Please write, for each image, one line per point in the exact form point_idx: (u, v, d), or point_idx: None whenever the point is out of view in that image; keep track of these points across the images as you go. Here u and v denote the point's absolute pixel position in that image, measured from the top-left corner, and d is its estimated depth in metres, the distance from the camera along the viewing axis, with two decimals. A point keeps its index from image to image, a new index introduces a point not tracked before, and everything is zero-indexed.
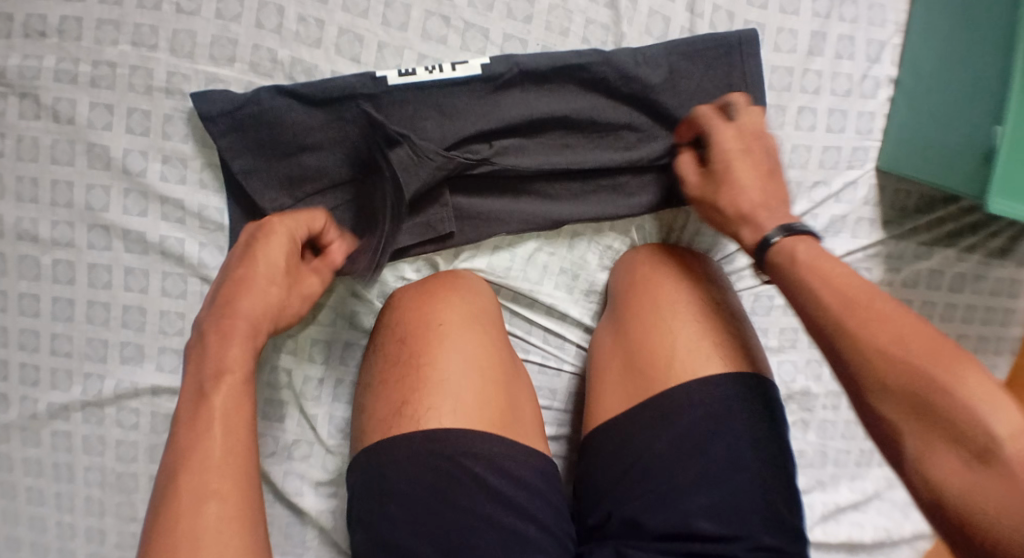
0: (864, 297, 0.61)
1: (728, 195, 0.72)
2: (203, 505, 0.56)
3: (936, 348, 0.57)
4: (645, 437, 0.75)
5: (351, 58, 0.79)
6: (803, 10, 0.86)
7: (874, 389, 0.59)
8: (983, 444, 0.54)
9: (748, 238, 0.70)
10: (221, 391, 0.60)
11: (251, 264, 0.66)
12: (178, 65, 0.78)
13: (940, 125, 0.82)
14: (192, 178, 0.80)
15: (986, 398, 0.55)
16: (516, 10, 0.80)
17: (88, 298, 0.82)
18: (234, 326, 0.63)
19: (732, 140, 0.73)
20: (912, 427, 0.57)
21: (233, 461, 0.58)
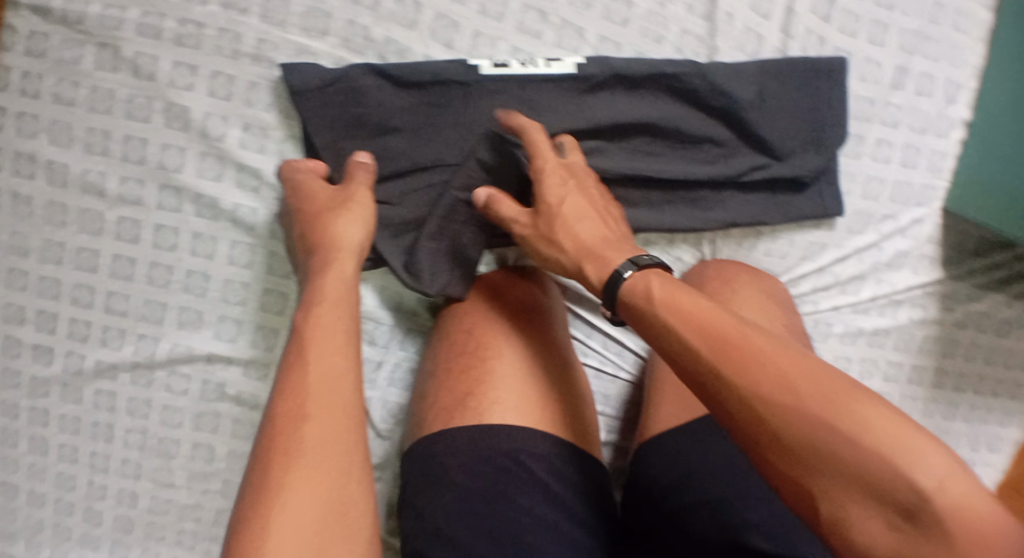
0: (742, 339, 0.57)
1: (563, 230, 0.70)
2: (308, 418, 0.60)
3: (834, 390, 0.53)
4: (703, 449, 0.76)
5: (445, 43, 0.78)
6: (890, 43, 0.86)
7: (776, 448, 0.54)
8: (908, 498, 0.50)
9: (594, 273, 0.67)
10: (324, 315, 0.66)
11: (308, 209, 0.72)
12: (269, 32, 0.77)
13: (1005, 169, 0.84)
14: (271, 148, 0.79)
15: (900, 445, 0.51)
16: (613, 12, 0.80)
17: (151, 259, 0.81)
18: (327, 260, 0.69)
19: (557, 177, 0.72)
20: (822, 487, 0.53)
21: (328, 379, 0.62)
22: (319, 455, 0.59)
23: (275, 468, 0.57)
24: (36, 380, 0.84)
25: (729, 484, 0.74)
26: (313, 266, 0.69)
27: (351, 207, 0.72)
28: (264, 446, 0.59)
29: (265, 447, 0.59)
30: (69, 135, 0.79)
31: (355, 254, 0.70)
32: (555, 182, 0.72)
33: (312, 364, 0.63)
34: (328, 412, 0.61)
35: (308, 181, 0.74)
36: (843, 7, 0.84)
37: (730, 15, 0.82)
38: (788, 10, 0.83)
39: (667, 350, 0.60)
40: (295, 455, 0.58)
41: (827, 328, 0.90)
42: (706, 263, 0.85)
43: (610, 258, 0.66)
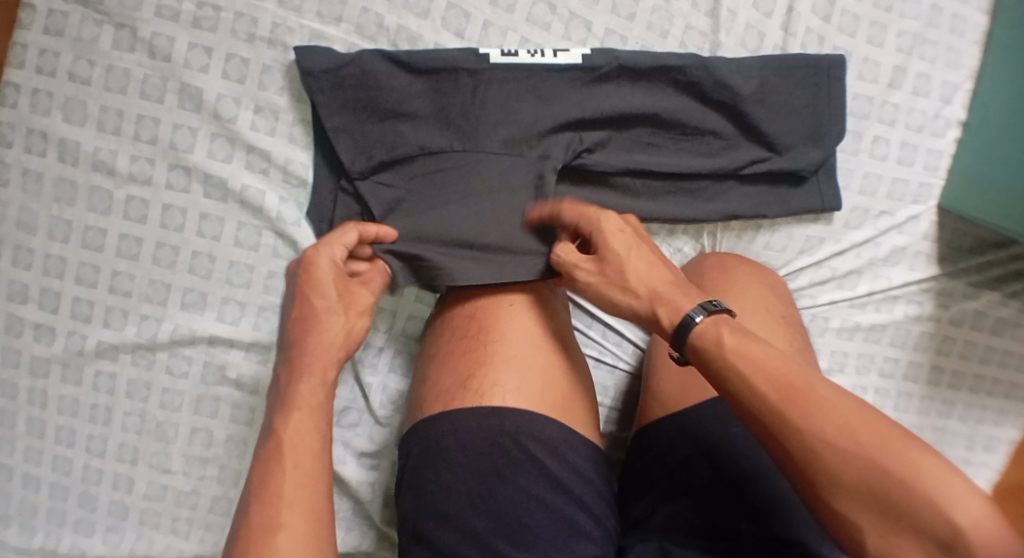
0: (802, 383, 0.59)
1: (633, 279, 0.68)
2: (269, 529, 0.59)
3: (890, 438, 0.56)
4: (702, 433, 0.75)
5: (455, 32, 0.80)
6: (888, 44, 0.88)
7: (828, 483, 0.57)
8: (951, 538, 0.53)
9: (666, 317, 0.66)
10: (296, 427, 0.64)
11: (307, 303, 0.69)
12: (285, 17, 0.78)
13: (1002, 168, 0.85)
14: (282, 131, 0.80)
15: (949, 491, 0.53)
16: (621, 6, 0.82)
17: (157, 239, 0.81)
18: (307, 369, 0.66)
19: (618, 231, 0.70)
20: (870, 523, 0.56)
21: (299, 496, 0.61)
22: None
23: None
24: (37, 360, 0.84)
25: (728, 460, 0.74)
26: (289, 365, 0.67)
27: (350, 317, 0.70)
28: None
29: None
30: (83, 113, 0.80)
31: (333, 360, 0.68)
32: (617, 228, 0.70)
33: (286, 474, 0.61)
34: (293, 527, 0.59)
35: (316, 261, 0.69)
36: (842, 8, 0.87)
37: (733, 12, 0.84)
38: (789, 9, 0.85)
39: (728, 390, 0.62)
40: None
41: (824, 323, 0.91)
42: (706, 255, 0.86)
43: (681, 302, 0.66)
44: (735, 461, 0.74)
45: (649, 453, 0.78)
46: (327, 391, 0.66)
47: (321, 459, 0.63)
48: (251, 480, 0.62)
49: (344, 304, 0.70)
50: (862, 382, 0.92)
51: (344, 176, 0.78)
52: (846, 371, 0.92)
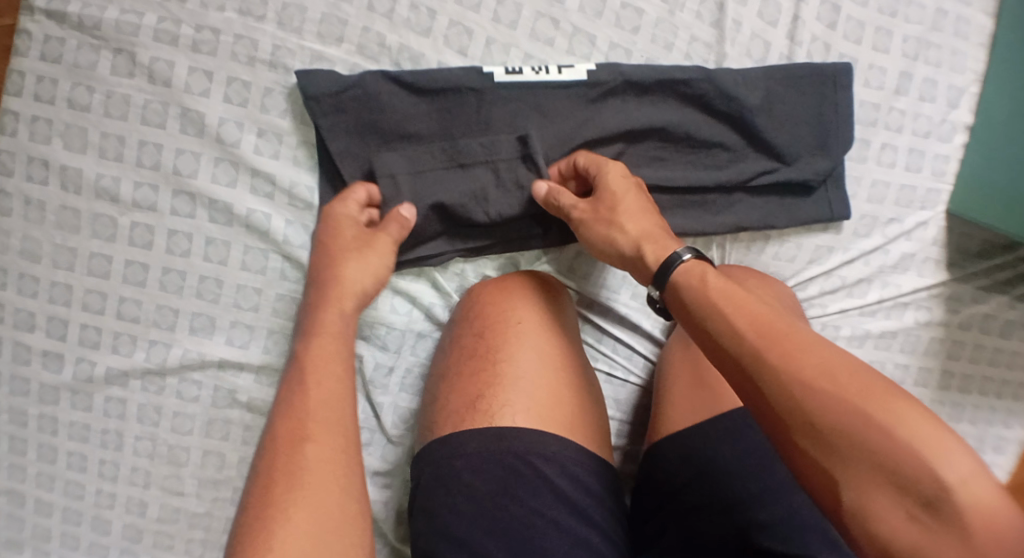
0: (783, 327, 0.59)
1: (623, 217, 0.71)
2: (293, 440, 0.61)
3: (873, 386, 0.55)
4: (711, 451, 0.75)
5: (458, 50, 0.79)
6: (893, 49, 0.88)
7: (807, 429, 0.55)
8: (932, 492, 0.51)
9: (652, 253, 0.69)
10: (319, 350, 0.67)
11: (330, 245, 0.73)
12: (285, 39, 0.78)
13: (1009, 172, 0.85)
14: (286, 154, 0.79)
15: (933, 442, 0.52)
16: (624, 19, 0.81)
17: (164, 265, 0.81)
18: (331, 300, 0.70)
19: (618, 179, 0.74)
20: (846, 474, 0.54)
21: (327, 409, 0.64)
22: (310, 478, 0.59)
23: (271, 494, 0.59)
24: (46, 388, 0.84)
25: (736, 477, 0.74)
26: (317, 299, 0.71)
27: (367, 254, 0.73)
28: (266, 470, 0.60)
29: (263, 476, 0.60)
30: (84, 140, 0.79)
31: (357, 296, 0.72)
32: (619, 178, 0.73)
33: (312, 391, 0.64)
34: (320, 437, 0.62)
35: (337, 212, 0.74)
36: (848, 14, 0.86)
37: (737, 22, 0.83)
38: (794, 17, 0.84)
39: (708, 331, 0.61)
40: (291, 472, 0.60)
41: (834, 331, 0.91)
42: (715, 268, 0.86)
43: (668, 242, 0.69)
44: (742, 479, 0.74)
45: (657, 470, 0.78)
46: (351, 321, 0.71)
47: (345, 378, 0.66)
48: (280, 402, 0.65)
49: (366, 243, 0.73)
50: None
51: None
52: None
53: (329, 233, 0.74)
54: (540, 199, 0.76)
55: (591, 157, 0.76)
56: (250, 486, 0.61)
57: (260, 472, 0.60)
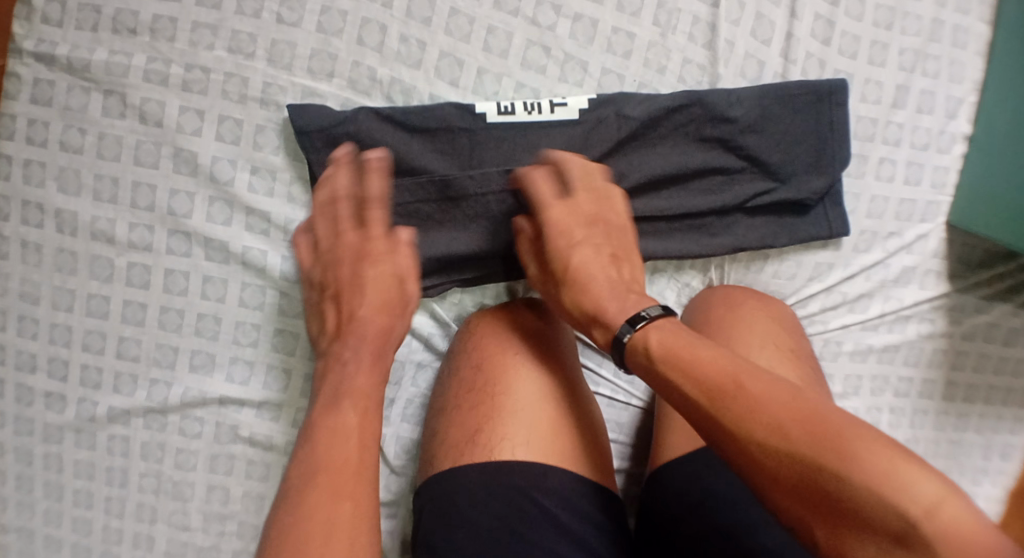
0: (733, 382, 0.58)
1: (575, 291, 0.72)
2: (320, 499, 0.59)
3: (824, 430, 0.54)
4: (712, 477, 0.75)
5: (450, 81, 0.79)
6: (889, 62, 0.87)
7: (772, 485, 0.55)
8: (902, 528, 0.50)
9: (602, 335, 0.70)
10: (350, 408, 0.65)
11: (368, 284, 0.71)
12: (276, 76, 0.77)
13: (1011, 186, 0.84)
14: (280, 191, 0.78)
15: (891, 476, 0.51)
16: (616, 44, 0.80)
17: (162, 304, 0.80)
18: (361, 354, 0.68)
19: (560, 226, 0.74)
20: (815, 521, 0.53)
21: (365, 471, 0.62)
22: (336, 541, 0.58)
23: (290, 557, 0.57)
24: (50, 427, 0.84)
25: (741, 505, 0.74)
26: (357, 344, 0.69)
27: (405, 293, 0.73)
28: (289, 533, 0.58)
29: (282, 534, 0.58)
30: (78, 182, 0.79)
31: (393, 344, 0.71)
32: (557, 228, 0.74)
33: (349, 449, 0.62)
34: (350, 496, 0.60)
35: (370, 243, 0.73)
36: (842, 29, 0.85)
37: (730, 42, 0.82)
38: (788, 35, 0.83)
39: (669, 397, 0.62)
40: (313, 538, 0.57)
41: (837, 347, 0.91)
42: (713, 288, 0.85)
43: (612, 319, 0.68)
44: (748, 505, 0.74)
45: (658, 497, 0.78)
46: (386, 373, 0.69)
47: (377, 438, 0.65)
48: (309, 451, 0.62)
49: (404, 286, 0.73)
50: (876, 403, 0.92)
51: None
52: (861, 393, 0.92)
53: (370, 279, 0.71)
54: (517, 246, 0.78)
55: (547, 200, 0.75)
56: (263, 544, 0.59)
57: (281, 533, 0.58)
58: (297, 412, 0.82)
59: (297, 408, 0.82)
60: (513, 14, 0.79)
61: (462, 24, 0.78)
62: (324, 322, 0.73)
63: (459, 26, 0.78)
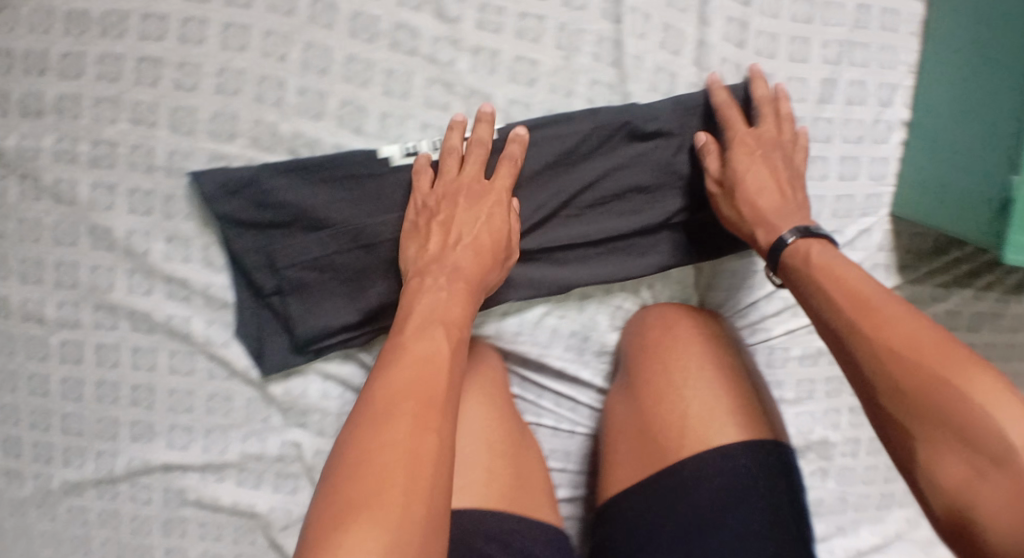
0: (877, 302, 0.66)
1: (744, 198, 0.77)
2: (395, 428, 0.58)
3: (951, 355, 0.61)
4: (670, 498, 0.78)
5: (354, 129, 0.76)
6: (812, 57, 0.83)
7: (892, 391, 0.63)
8: (1000, 450, 0.58)
9: (764, 237, 0.76)
10: (439, 338, 0.66)
11: (466, 210, 0.74)
12: (178, 143, 0.76)
13: (958, 170, 0.81)
14: (197, 257, 0.78)
15: (992, 402, 0.58)
16: (519, 73, 0.78)
17: (97, 378, 0.81)
18: (443, 287, 0.71)
19: (748, 145, 0.78)
20: (920, 427, 0.61)
21: (439, 397, 0.62)
22: (413, 465, 0.57)
23: (363, 481, 0.56)
24: (11, 504, 0.85)
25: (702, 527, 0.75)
26: (438, 283, 0.71)
27: (494, 219, 0.74)
28: (355, 465, 0.57)
29: (353, 454, 0.58)
30: (4, 267, 0.80)
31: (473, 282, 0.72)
32: (747, 152, 0.77)
33: (427, 376, 0.63)
34: (434, 425, 0.60)
35: (461, 179, 0.74)
36: (759, 28, 0.82)
37: (639, 57, 0.79)
38: (699, 43, 0.80)
39: (814, 310, 0.70)
40: (385, 468, 0.56)
41: (785, 353, 0.89)
42: (648, 308, 0.87)
43: (778, 227, 0.75)
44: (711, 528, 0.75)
45: (618, 518, 0.80)
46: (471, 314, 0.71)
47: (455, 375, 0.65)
48: (386, 375, 0.63)
49: (488, 209, 0.74)
50: (835, 403, 0.91)
51: (258, 293, 0.77)
52: (816, 397, 0.91)
53: (480, 221, 0.73)
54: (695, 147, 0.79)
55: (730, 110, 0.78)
56: (331, 463, 0.59)
57: (346, 467, 0.57)
58: (242, 470, 0.82)
59: (241, 467, 0.82)
60: (410, 53, 0.76)
61: (360, 70, 0.76)
62: (424, 247, 0.75)
63: (356, 72, 0.76)
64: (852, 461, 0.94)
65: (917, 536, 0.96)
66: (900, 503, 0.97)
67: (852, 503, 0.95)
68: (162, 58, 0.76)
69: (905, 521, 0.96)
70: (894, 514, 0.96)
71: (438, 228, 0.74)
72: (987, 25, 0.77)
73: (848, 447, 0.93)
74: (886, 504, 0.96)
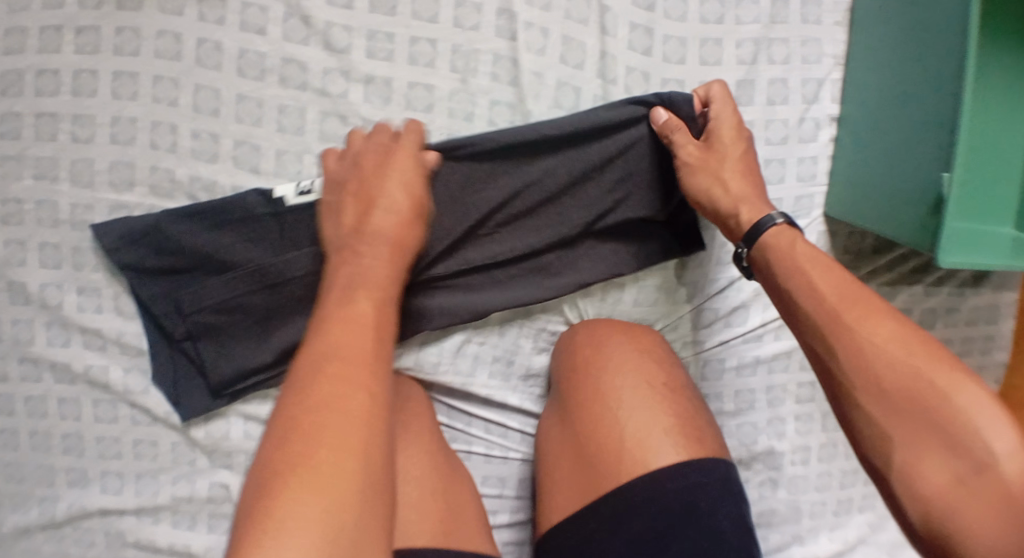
0: (863, 296, 0.61)
1: (725, 179, 0.73)
2: (321, 395, 0.55)
3: (940, 358, 0.57)
4: (610, 526, 0.71)
5: (250, 168, 0.76)
6: (726, 58, 0.80)
7: (871, 386, 0.58)
8: (984, 459, 0.53)
9: (747, 216, 0.71)
10: (365, 303, 0.62)
11: (377, 178, 0.70)
12: (80, 196, 0.77)
13: (888, 169, 0.77)
14: (108, 306, 0.79)
15: (982, 410, 0.54)
16: (414, 100, 0.76)
17: (31, 430, 0.81)
18: (366, 252, 0.66)
19: (730, 132, 0.74)
20: (903, 428, 0.56)
21: (366, 361, 0.58)
22: (346, 437, 0.54)
23: (288, 452, 0.53)
24: None
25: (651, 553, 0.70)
26: (354, 249, 0.67)
27: (403, 173, 0.70)
28: (281, 442, 0.54)
29: (283, 430, 0.54)
30: None
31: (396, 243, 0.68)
32: (732, 136, 0.74)
33: (346, 342, 0.59)
34: (362, 386, 0.56)
35: (367, 151, 0.72)
36: (665, 33, 0.78)
37: (539, 74, 0.77)
38: (602, 53, 0.77)
39: (785, 296, 0.65)
40: (309, 441, 0.53)
41: (721, 364, 0.87)
42: (575, 327, 0.83)
43: (763, 207, 0.71)
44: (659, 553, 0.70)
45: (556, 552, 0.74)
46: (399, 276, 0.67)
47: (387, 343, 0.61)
48: (311, 348, 0.59)
49: (396, 164, 0.70)
50: (778, 412, 0.89)
51: (171, 340, 0.78)
52: (758, 406, 0.89)
53: (393, 177, 0.70)
54: (658, 127, 0.75)
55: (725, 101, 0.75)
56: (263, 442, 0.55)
57: (271, 445, 0.54)
58: (175, 513, 0.82)
59: (173, 510, 0.82)
60: (301, 88, 0.75)
61: (251, 109, 0.75)
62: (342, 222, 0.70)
63: (247, 111, 0.75)
64: (804, 469, 0.90)
65: (881, 538, 0.92)
66: (862, 508, 0.93)
67: (809, 513, 0.91)
68: (57, 112, 0.75)
69: (870, 526, 0.92)
70: (856, 519, 0.92)
71: (352, 199, 0.70)
72: (925, 26, 0.71)
73: (799, 454, 0.90)
74: (846, 511, 0.92)
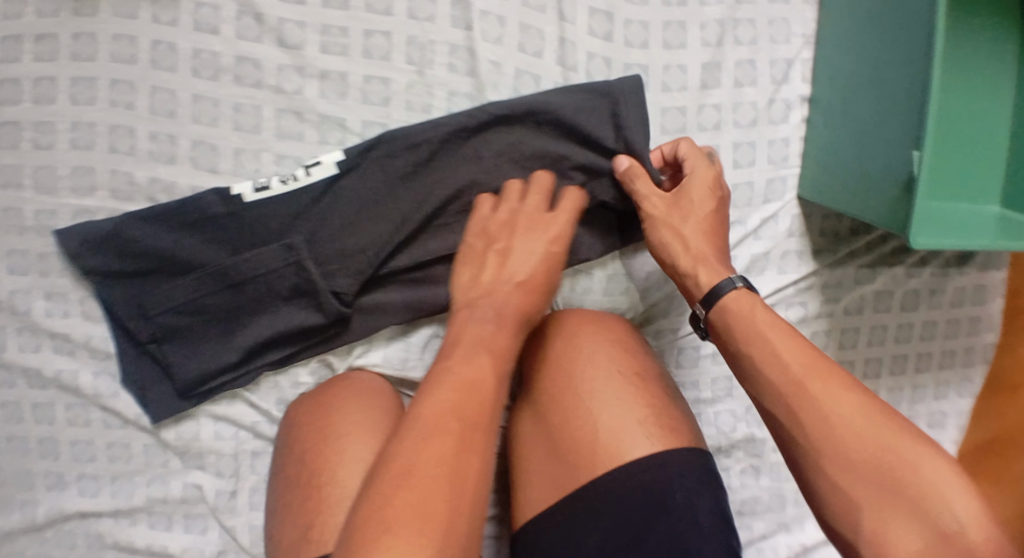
0: (825, 364, 0.61)
1: (684, 236, 0.71)
2: (432, 452, 0.55)
3: (899, 427, 0.58)
4: (586, 526, 0.69)
5: (209, 168, 0.76)
6: (690, 41, 0.78)
7: (838, 458, 0.57)
8: (950, 527, 0.53)
9: (705, 277, 0.69)
10: (488, 364, 0.62)
11: (523, 237, 0.71)
12: (44, 203, 0.77)
13: (861, 148, 0.75)
14: (76, 311, 0.79)
15: (946, 481, 0.55)
16: (371, 94, 0.75)
17: (5, 434, 0.81)
18: (500, 314, 0.66)
19: (700, 188, 0.72)
20: (870, 499, 0.56)
21: (484, 427, 0.58)
22: (450, 493, 0.53)
23: (387, 501, 0.52)
24: None
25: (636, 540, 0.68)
26: (489, 311, 0.66)
27: (547, 242, 0.71)
28: (377, 491, 0.53)
29: (384, 479, 0.54)
30: None
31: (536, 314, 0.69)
32: (704, 193, 0.72)
33: (470, 408, 0.58)
34: (475, 452, 0.56)
35: (512, 195, 0.73)
36: (626, 18, 0.77)
37: (497, 64, 0.76)
38: (561, 40, 0.76)
39: (743, 366, 0.64)
40: (407, 491, 0.53)
41: (696, 351, 0.86)
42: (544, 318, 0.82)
43: (721, 270, 0.69)
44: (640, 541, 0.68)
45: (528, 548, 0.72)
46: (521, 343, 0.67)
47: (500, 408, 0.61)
48: (420, 404, 0.58)
49: (550, 226, 0.72)
50: None
51: (138, 343, 0.77)
52: (735, 394, 0.87)
53: (540, 242, 0.71)
54: (619, 174, 0.74)
55: (699, 158, 0.73)
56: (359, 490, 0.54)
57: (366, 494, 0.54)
58: (151, 514, 0.82)
59: (150, 511, 0.82)
60: (256, 86, 0.75)
61: (207, 109, 0.75)
62: (478, 274, 0.70)
63: (204, 111, 0.75)
64: None
65: None
66: None
67: (793, 500, 0.89)
68: (18, 120, 0.75)
69: None
70: None
71: (496, 255, 0.70)
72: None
73: None
74: None
